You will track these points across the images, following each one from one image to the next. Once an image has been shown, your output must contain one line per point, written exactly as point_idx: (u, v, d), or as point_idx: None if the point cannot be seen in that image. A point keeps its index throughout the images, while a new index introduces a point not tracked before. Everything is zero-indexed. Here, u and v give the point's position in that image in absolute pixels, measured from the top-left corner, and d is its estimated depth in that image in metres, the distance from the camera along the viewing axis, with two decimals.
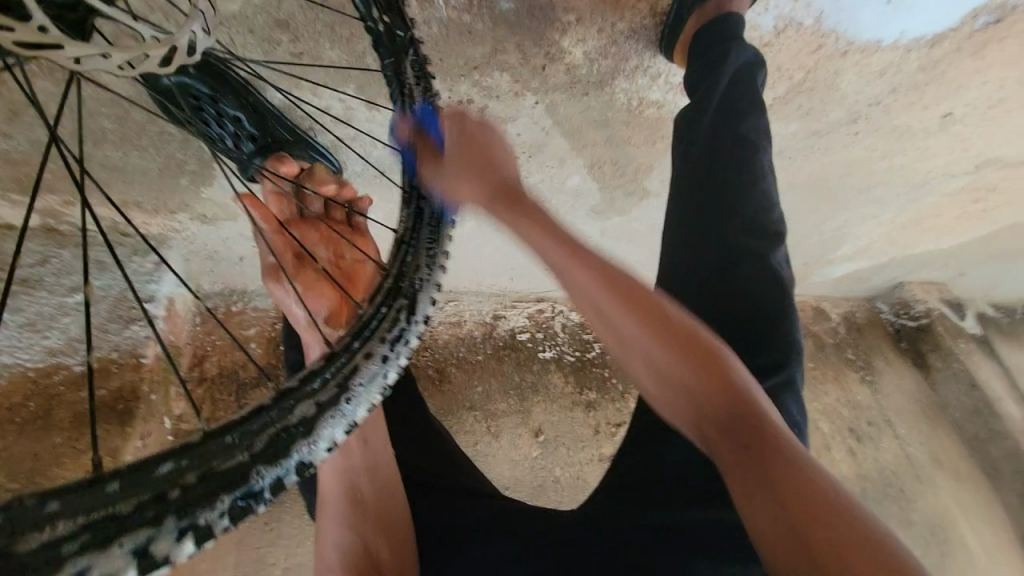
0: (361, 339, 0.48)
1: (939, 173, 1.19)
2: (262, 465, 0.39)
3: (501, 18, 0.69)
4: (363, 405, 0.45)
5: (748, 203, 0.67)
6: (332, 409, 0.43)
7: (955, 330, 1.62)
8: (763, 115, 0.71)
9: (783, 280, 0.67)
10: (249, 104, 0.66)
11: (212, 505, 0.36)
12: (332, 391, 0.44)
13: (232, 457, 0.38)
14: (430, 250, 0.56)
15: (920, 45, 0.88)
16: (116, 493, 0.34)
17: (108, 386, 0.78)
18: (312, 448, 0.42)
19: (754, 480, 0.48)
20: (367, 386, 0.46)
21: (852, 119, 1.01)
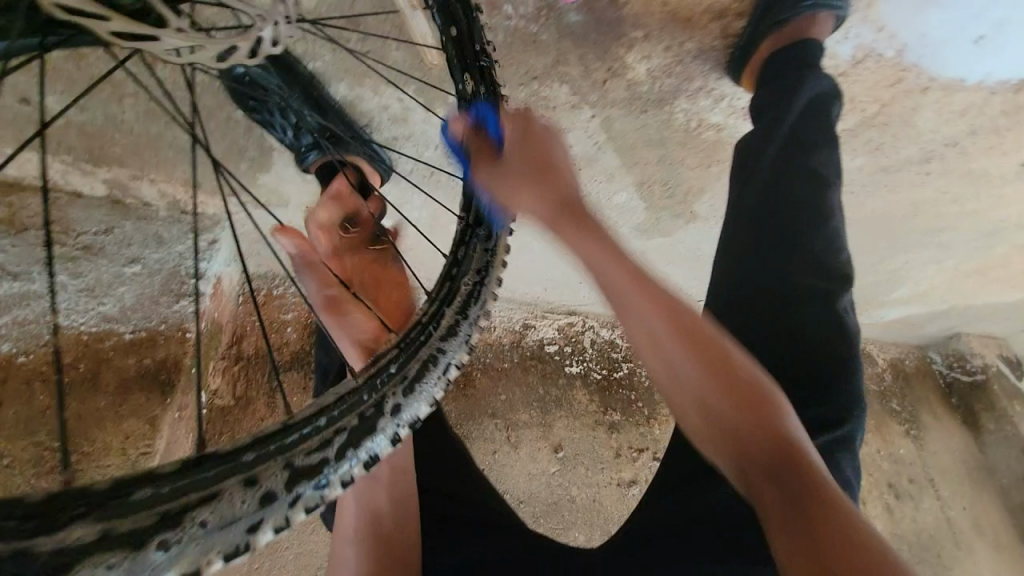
0: (430, 326, 0.51)
1: (1015, 223, 1.10)
2: (353, 444, 0.40)
3: (567, 30, 0.68)
4: (437, 384, 0.48)
5: (812, 244, 0.64)
6: (413, 387, 0.46)
7: (1014, 390, 1.49)
8: (836, 150, 0.67)
9: (847, 331, 0.63)
10: (313, 99, 0.69)
11: (315, 478, 0.37)
12: (409, 370, 0.46)
13: (275, 468, 0.37)
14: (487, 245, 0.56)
15: (1009, 87, 0.82)
16: (215, 475, 0.35)
17: (153, 356, 0.81)
18: (354, 461, 0.40)
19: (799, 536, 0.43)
20: (409, 406, 0.45)
21: (924, 158, 0.95)
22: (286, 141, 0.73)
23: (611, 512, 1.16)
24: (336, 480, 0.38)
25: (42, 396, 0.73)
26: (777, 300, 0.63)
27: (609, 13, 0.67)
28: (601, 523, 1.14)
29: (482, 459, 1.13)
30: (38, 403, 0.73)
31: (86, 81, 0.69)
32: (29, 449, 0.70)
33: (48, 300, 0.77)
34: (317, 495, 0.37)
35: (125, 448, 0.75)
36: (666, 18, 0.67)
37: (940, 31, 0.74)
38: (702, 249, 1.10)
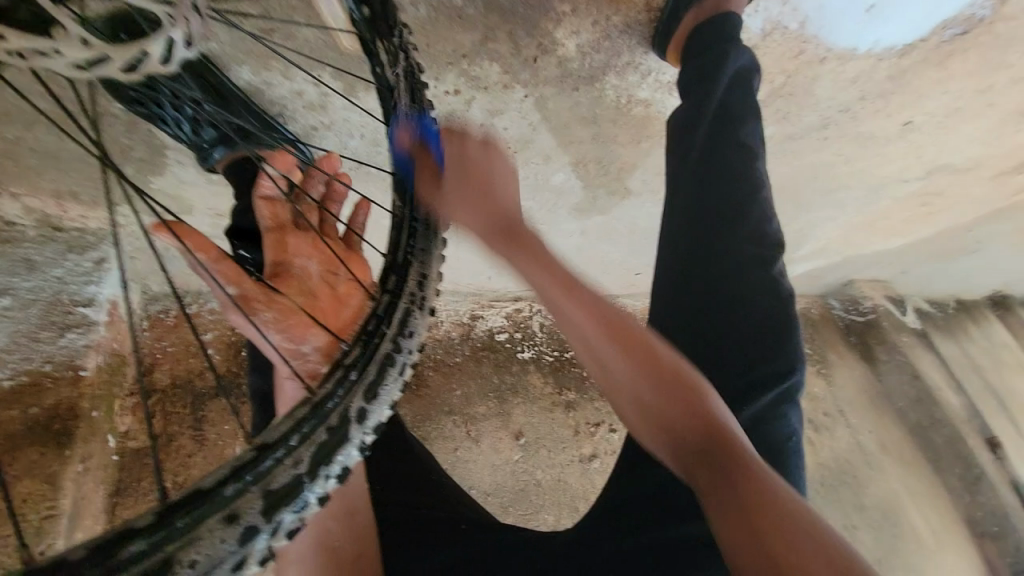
0: (388, 322, 0.48)
1: (895, 178, 1.25)
2: (324, 463, 0.39)
3: (493, 5, 0.65)
4: (396, 384, 0.47)
5: (750, 210, 0.67)
6: (375, 392, 0.45)
7: (899, 324, 1.71)
8: (759, 121, 0.71)
9: (785, 292, 0.68)
10: (209, 84, 0.60)
11: (292, 503, 0.37)
12: (370, 376, 0.45)
13: (251, 500, 0.36)
14: (427, 231, 0.55)
15: (891, 55, 0.92)
16: (189, 520, 0.34)
17: (42, 404, 0.69)
18: (329, 478, 0.40)
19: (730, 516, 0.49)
20: (375, 412, 0.44)
21: (823, 124, 1.04)
22: (183, 137, 0.63)
23: (576, 488, 1.18)
24: (311, 498, 0.39)
25: None
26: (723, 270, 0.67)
27: None
28: (568, 501, 1.16)
29: (443, 458, 1.10)
30: None
31: None
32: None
33: None
34: (298, 517, 0.38)
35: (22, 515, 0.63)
36: None
37: (836, 3, 0.81)
38: (637, 225, 1.13)
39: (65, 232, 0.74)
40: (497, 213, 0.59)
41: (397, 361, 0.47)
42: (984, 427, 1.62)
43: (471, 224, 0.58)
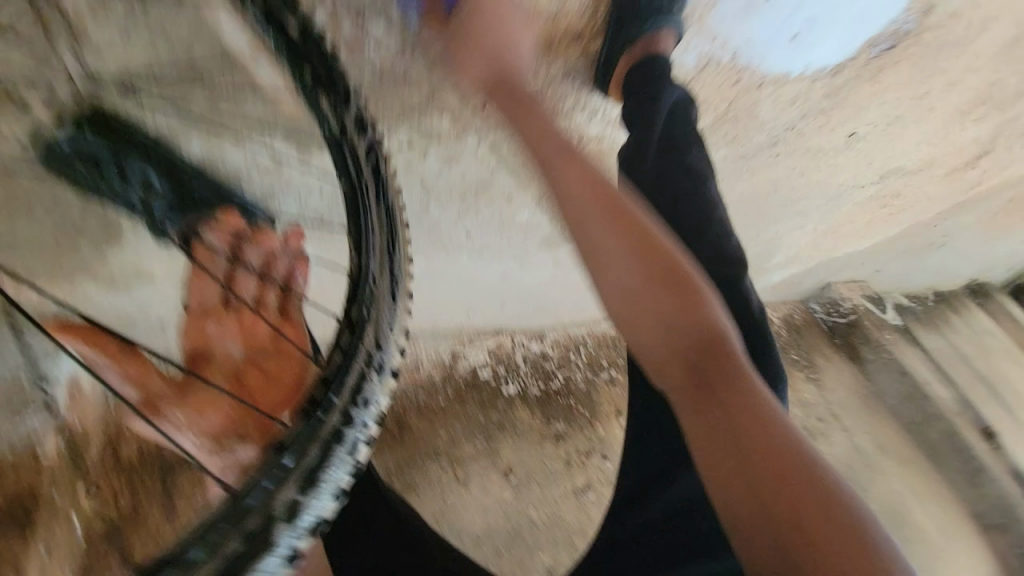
0: (337, 394, 0.44)
1: (851, 185, 1.30)
2: (246, 563, 0.36)
3: (436, 63, 0.68)
4: (346, 465, 0.43)
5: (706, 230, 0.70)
6: (317, 479, 0.41)
7: (879, 322, 1.74)
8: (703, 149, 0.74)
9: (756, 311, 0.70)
10: (160, 158, 0.62)
11: None
12: (312, 459, 0.41)
13: (211, 564, 0.35)
14: (386, 291, 0.51)
15: (824, 75, 0.97)
16: None
17: (1, 492, 0.68)
18: (309, 516, 0.40)
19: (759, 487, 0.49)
20: (352, 442, 0.44)
21: (771, 143, 1.08)
22: (136, 211, 0.62)
23: (573, 522, 1.16)
24: (282, 546, 0.38)
25: None
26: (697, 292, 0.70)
27: (475, 42, 0.68)
28: (566, 537, 1.14)
29: (432, 506, 1.07)
30: None
31: None
32: None
33: None
34: (280, 559, 0.37)
35: None
36: (530, 42, 0.70)
37: (762, 35, 0.85)
38: None
39: (7, 310, 0.68)
40: (546, 139, 0.67)
41: (366, 399, 0.46)
42: (978, 418, 1.62)
43: (473, 67, 0.67)
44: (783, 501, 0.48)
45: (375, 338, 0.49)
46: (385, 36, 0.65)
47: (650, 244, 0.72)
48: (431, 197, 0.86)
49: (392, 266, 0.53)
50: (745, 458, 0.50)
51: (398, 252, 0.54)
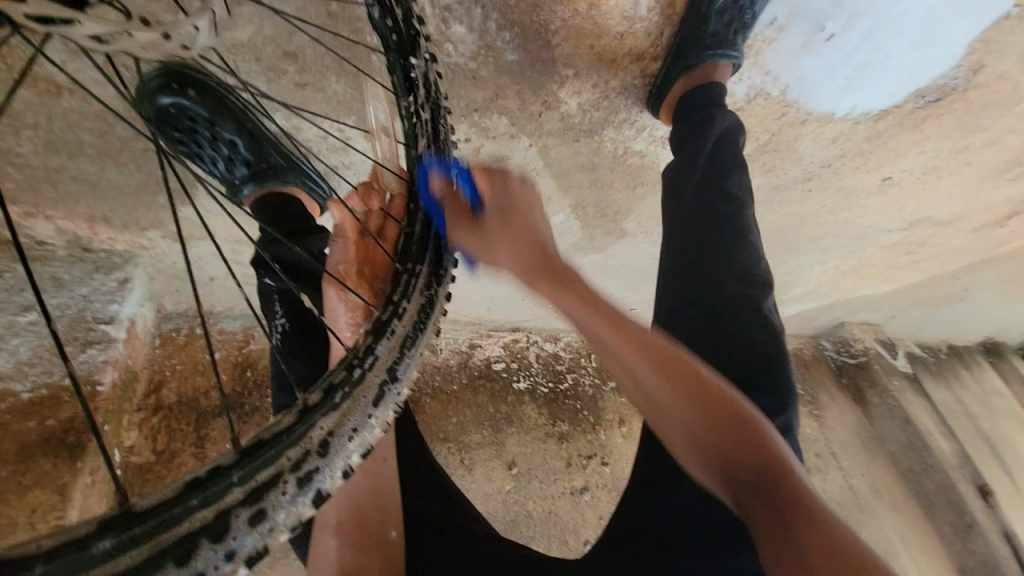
0: (387, 334, 0.48)
1: (879, 228, 1.32)
2: (288, 474, 0.38)
3: (504, 67, 0.73)
4: (392, 399, 0.46)
5: (737, 252, 0.70)
6: (368, 401, 0.44)
7: (889, 367, 1.75)
8: (746, 174, 0.75)
9: (777, 332, 0.68)
10: (244, 128, 0.68)
11: (238, 523, 0.36)
12: (367, 385, 0.45)
13: (203, 514, 0.35)
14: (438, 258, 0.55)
15: (868, 119, 1.00)
16: (134, 539, 0.33)
17: (59, 416, 0.69)
18: (297, 499, 0.38)
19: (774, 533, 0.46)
20: (358, 431, 0.43)
21: (807, 178, 1.10)
22: (216, 173, 0.69)
23: (566, 521, 1.19)
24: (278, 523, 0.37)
25: None
26: (721, 314, 0.67)
27: (544, 53, 0.72)
28: (558, 535, 1.17)
29: None
30: None
31: None
32: None
33: None
34: (259, 543, 0.36)
35: (32, 525, 0.63)
36: (593, 58, 0.75)
37: (815, 73, 0.89)
38: (633, 263, 1.19)
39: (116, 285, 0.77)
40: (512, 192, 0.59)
41: (393, 388, 0.46)
42: (977, 475, 1.63)
43: (721, 72, 0.78)
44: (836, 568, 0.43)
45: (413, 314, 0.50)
46: (462, 37, 0.69)
47: (675, 268, 0.71)
48: None
49: (431, 259, 0.54)
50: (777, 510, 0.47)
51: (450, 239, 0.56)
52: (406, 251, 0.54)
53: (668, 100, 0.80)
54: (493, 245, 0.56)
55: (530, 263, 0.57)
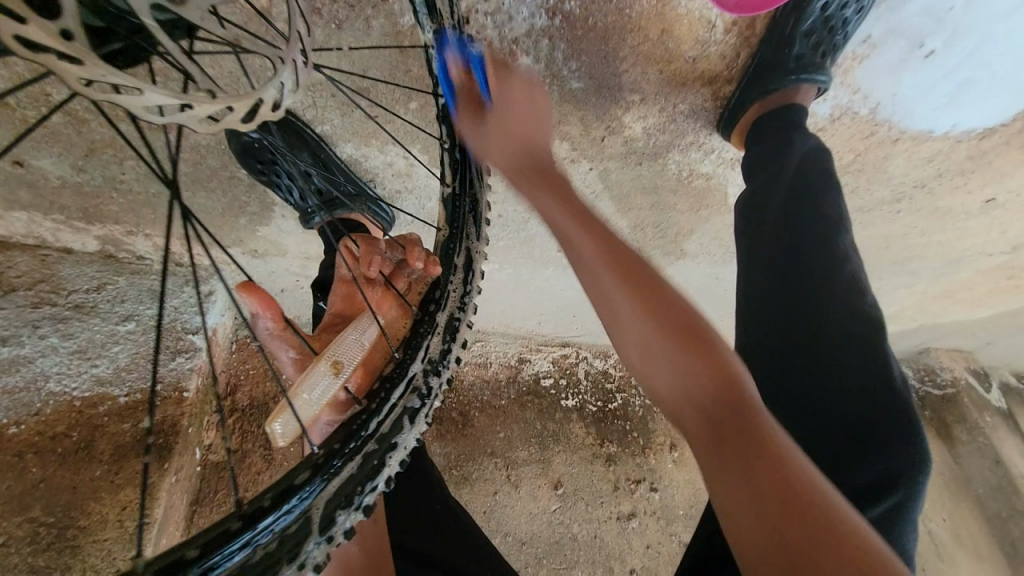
0: (408, 353, 0.51)
1: (977, 251, 1.18)
2: (341, 507, 0.43)
3: (569, 95, 0.71)
4: (415, 430, 0.49)
5: (834, 286, 0.63)
6: (398, 431, 0.48)
7: (982, 402, 1.57)
8: (842, 194, 0.68)
9: (898, 380, 0.60)
10: (320, 160, 0.69)
11: (296, 556, 0.40)
12: (392, 416, 0.48)
13: (294, 525, 0.40)
14: (460, 300, 0.56)
15: (970, 137, 0.89)
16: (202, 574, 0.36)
17: (150, 419, 0.76)
18: (330, 534, 0.42)
19: (754, 492, 0.39)
20: (396, 450, 0.47)
21: (895, 198, 1.01)
22: (292, 201, 0.72)
23: (612, 547, 1.16)
24: None
25: (37, 471, 0.68)
26: (816, 357, 0.62)
27: (610, 78, 0.70)
28: (603, 561, 1.15)
29: (482, 500, 1.12)
30: (63, 482, 0.69)
31: (83, 143, 0.69)
32: (48, 534, 0.66)
33: (36, 364, 0.72)
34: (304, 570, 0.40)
35: (120, 522, 0.70)
36: (662, 82, 0.71)
37: (910, 91, 0.80)
38: (692, 283, 1.14)
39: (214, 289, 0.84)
40: (567, 211, 0.52)
41: (424, 407, 0.50)
42: None
43: (804, 94, 0.73)
44: (772, 501, 0.38)
45: (395, 419, 0.48)
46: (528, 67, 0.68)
47: (761, 304, 0.66)
48: None
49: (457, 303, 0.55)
50: (754, 463, 0.40)
51: (473, 277, 0.58)
52: (427, 296, 0.56)
53: (742, 119, 0.75)
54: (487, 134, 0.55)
55: (524, 160, 0.54)
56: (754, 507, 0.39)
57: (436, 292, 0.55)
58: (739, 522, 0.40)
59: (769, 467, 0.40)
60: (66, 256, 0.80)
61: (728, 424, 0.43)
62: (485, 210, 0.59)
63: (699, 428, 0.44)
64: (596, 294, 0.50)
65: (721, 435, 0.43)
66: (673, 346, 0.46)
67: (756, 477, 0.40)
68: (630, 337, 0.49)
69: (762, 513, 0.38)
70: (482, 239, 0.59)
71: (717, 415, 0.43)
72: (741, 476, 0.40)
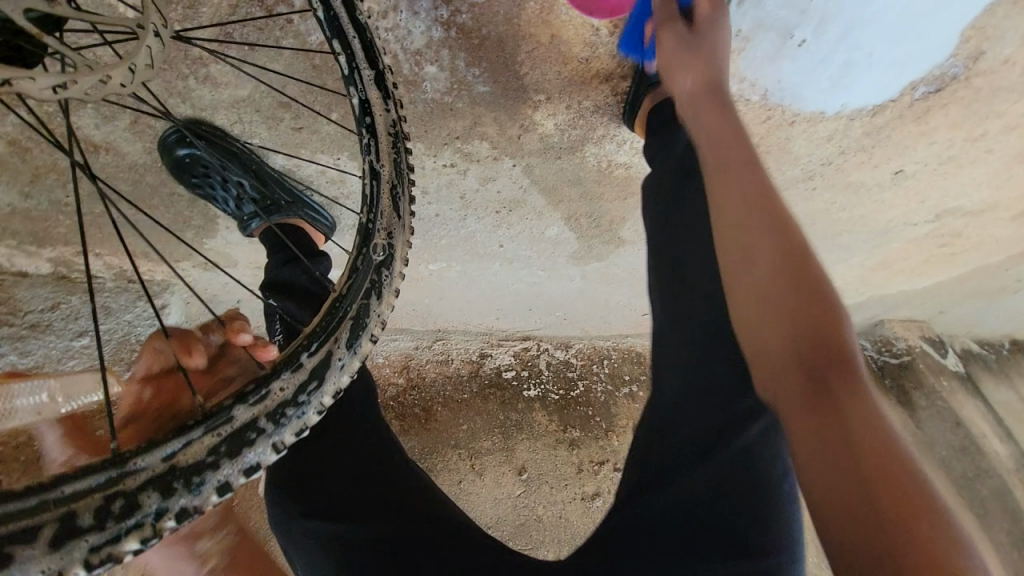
0: (320, 338, 0.52)
1: (901, 221, 1.27)
2: (226, 458, 0.44)
3: (479, 98, 0.78)
4: (320, 397, 0.50)
5: None
6: (305, 393, 0.49)
7: (938, 367, 1.65)
8: None
9: None
10: (252, 172, 0.75)
11: (177, 493, 0.42)
12: (297, 378, 0.49)
13: (169, 464, 0.42)
14: (378, 286, 0.56)
15: (862, 115, 0.98)
16: (76, 491, 0.39)
17: None
18: (220, 473, 0.43)
19: (824, 389, 0.46)
20: (299, 412, 0.48)
21: (807, 177, 1.09)
22: (229, 210, 0.78)
23: (577, 526, 1.22)
24: (155, 522, 0.41)
25: None
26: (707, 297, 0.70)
27: (514, 82, 0.77)
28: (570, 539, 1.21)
29: (448, 489, 1.18)
30: None
31: (27, 170, 0.73)
32: None
33: None
34: (184, 505, 0.42)
35: None
36: (564, 82, 0.79)
37: (792, 76, 0.89)
38: (637, 269, 1.22)
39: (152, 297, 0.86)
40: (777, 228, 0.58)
41: (334, 373, 0.51)
42: None
43: None
44: (827, 418, 0.45)
45: (301, 381, 0.49)
46: (436, 76, 0.74)
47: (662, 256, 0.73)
48: (468, 211, 0.96)
49: (369, 293, 0.56)
50: (822, 357, 0.49)
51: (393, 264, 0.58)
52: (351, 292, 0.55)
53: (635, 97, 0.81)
54: (686, 60, 0.70)
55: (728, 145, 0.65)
56: (802, 384, 0.48)
57: (359, 285, 0.56)
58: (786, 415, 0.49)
59: (841, 392, 0.46)
60: (21, 280, 0.83)
61: (808, 339, 0.50)
62: (406, 213, 0.60)
63: (788, 339, 0.51)
64: (737, 254, 0.59)
65: (822, 378, 0.48)
66: (777, 270, 0.55)
67: (801, 367, 0.49)
68: (734, 263, 0.58)
69: (797, 404, 0.48)
70: (402, 226, 0.60)
71: (808, 344, 0.50)
72: (801, 397, 0.48)
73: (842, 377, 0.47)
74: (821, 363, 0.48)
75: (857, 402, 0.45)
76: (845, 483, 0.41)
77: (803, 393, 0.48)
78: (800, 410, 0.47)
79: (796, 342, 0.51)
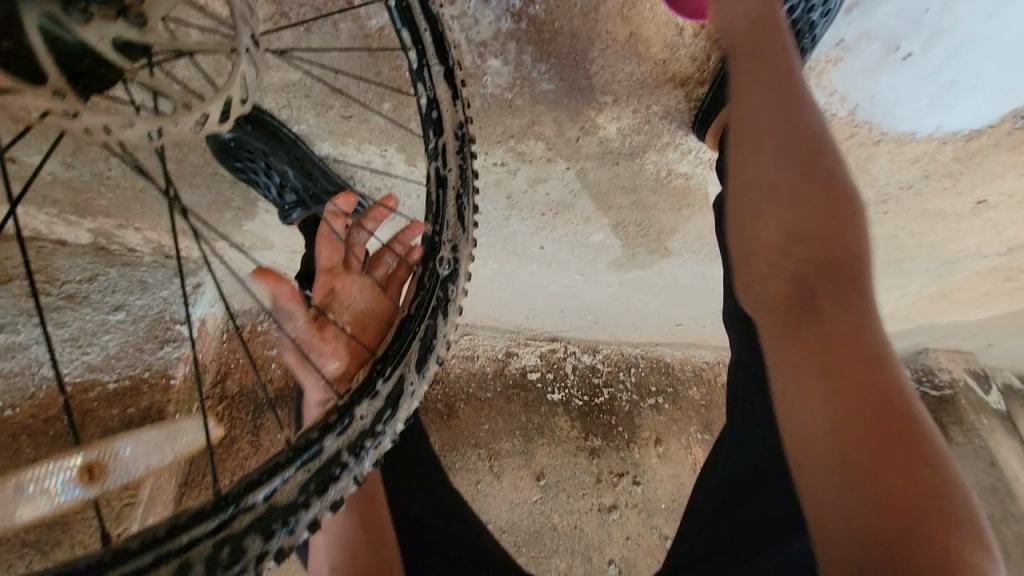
0: (389, 365, 0.52)
1: (971, 252, 1.17)
2: (316, 493, 0.45)
3: (541, 96, 0.72)
4: (394, 424, 0.51)
5: None
6: (381, 424, 0.50)
7: (980, 403, 1.53)
8: None
9: None
10: (297, 160, 0.72)
11: (276, 532, 0.43)
12: (374, 409, 0.50)
13: (267, 504, 0.43)
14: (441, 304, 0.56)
15: (956, 139, 0.88)
16: (188, 542, 0.40)
17: (138, 405, 0.81)
18: (316, 508, 0.45)
19: (859, 429, 0.41)
20: (378, 443, 0.50)
21: (880, 200, 1.00)
22: (270, 197, 0.74)
23: (592, 538, 1.19)
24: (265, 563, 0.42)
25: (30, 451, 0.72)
26: None
27: (581, 80, 0.71)
28: (582, 551, 1.18)
29: (464, 489, 1.16)
30: None
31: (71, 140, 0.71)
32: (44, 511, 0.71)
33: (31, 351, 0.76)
34: (283, 544, 0.43)
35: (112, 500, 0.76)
36: (635, 84, 0.72)
37: (887, 92, 0.80)
38: (679, 281, 1.16)
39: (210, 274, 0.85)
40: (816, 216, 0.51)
41: (407, 396, 0.52)
42: None
43: None
44: (865, 457, 0.40)
45: (378, 410, 0.50)
46: (497, 70, 0.69)
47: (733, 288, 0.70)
48: (512, 212, 0.91)
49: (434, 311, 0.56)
50: (868, 393, 0.42)
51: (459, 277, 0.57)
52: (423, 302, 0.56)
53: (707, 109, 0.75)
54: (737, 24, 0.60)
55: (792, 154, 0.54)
56: (830, 424, 0.43)
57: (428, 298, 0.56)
58: (806, 449, 0.44)
59: (880, 432, 0.41)
60: (60, 249, 0.82)
61: (845, 369, 0.44)
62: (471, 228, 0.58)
63: (824, 369, 0.45)
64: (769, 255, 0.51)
65: (859, 421, 0.42)
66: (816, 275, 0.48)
67: (837, 402, 0.43)
68: (766, 258, 0.52)
69: (829, 441, 0.42)
70: (466, 239, 0.58)
71: (850, 380, 0.43)
72: (835, 435, 0.42)
73: (884, 413, 0.41)
74: (864, 399, 0.42)
75: (903, 438, 0.41)
76: (869, 540, 0.38)
77: (830, 427, 0.43)
78: (827, 439, 0.42)
79: (830, 364, 0.45)
